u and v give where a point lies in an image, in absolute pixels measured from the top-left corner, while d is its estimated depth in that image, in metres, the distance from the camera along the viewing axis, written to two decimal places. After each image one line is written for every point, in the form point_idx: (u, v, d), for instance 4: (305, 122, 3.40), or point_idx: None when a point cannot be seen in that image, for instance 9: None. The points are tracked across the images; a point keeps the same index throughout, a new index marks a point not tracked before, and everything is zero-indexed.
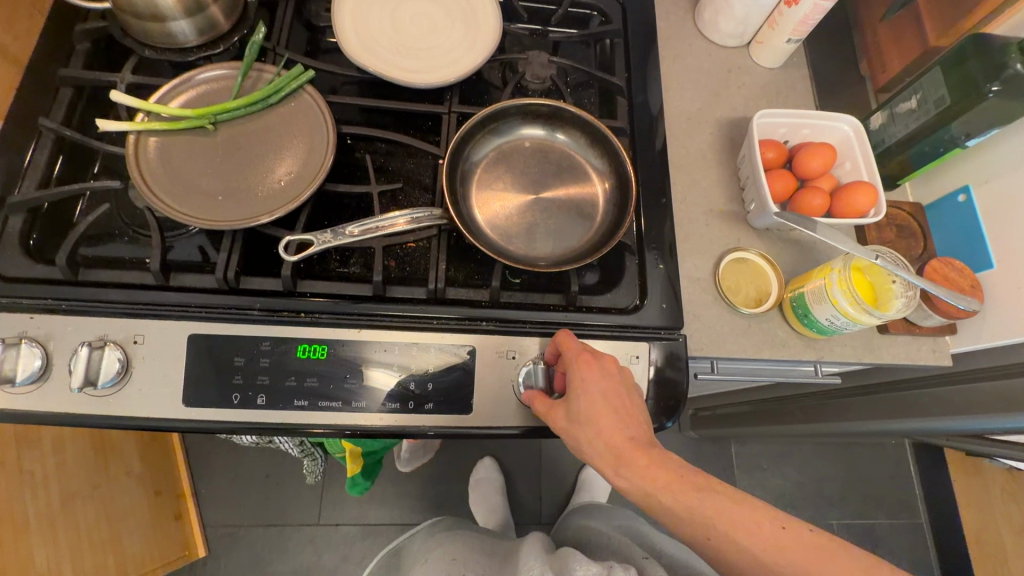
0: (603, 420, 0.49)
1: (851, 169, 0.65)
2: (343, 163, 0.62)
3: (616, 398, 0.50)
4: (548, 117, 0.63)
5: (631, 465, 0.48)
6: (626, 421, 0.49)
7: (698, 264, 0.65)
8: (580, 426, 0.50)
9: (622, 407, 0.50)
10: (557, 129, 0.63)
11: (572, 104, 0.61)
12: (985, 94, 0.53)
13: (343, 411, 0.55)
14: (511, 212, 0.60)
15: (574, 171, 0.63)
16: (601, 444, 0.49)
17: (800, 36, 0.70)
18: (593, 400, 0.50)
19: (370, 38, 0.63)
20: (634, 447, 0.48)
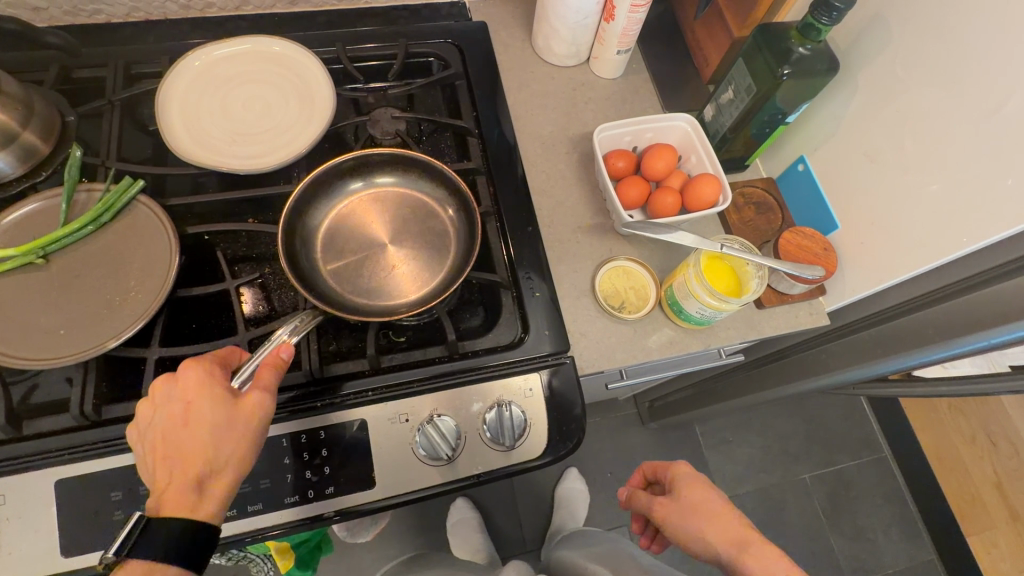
0: (692, 499, 0.64)
1: (697, 162, 0.68)
2: (198, 263, 0.61)
3: (706, 490, 0.64)
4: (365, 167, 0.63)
5: (707, 522, 0.60)
6: (714, 501, 0.62)
7: (576, 282, 0.66)
8: (673, 511, 0.64)
9: (716, 497, 0.63)
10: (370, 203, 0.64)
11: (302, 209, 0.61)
12: (780, 78, 0.56)
13: (239, 519, 0.53)
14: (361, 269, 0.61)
15: (409, 211, 0.64)
16: (686, 516, 0.62)
17: (627, 46, 0.74)
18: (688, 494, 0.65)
19: (203, 133, 0.62)
20: (718, 518, 0.60)
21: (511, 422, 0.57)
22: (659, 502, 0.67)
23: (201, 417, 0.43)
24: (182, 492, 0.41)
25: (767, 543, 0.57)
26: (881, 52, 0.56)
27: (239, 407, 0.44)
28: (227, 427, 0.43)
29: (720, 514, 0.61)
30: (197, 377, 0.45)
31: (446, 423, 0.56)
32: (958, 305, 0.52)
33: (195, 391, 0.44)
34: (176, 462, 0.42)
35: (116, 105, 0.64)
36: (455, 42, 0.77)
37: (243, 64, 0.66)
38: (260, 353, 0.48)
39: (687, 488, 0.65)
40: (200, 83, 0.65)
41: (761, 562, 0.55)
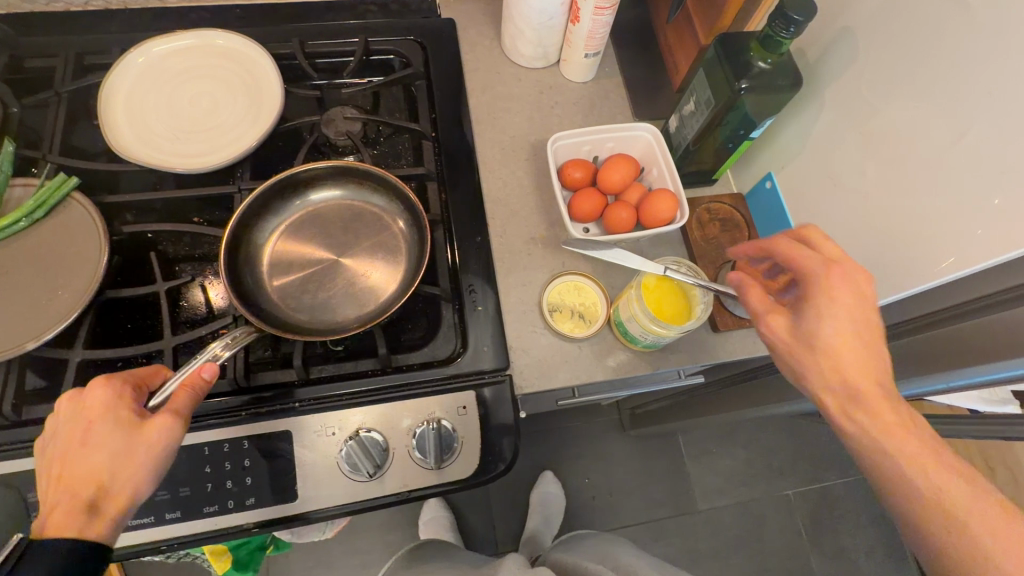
0: (836, 333, 0.41)
1: (658, 176, 0.65)
2: (134, 263, 0.60)
3: (863, 289, 0.42)
4: (365, 176, 0.60)
5: (915, 460, 0.39)
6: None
7: (524, 296, 0.64)
8: (832, 373, 0.41)
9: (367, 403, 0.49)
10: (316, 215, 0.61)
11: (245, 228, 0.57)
12: (736, 92, 0.53)
13: (156, 526, 0.52)
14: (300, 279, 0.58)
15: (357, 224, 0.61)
16: (851, 356, 0.41)
17: (595, 50, 0.70)
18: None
19: (146, 128, 0.61)
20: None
21: (439, 440, 0.55)
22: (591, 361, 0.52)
23: (97, 436, 0.43)
24: (68, 514, 0.41)
25: (912, 424, 0.40)
26: (847, 68, 0.52)
27: (147, 434, 0.44)
28: (122, 439, 0.44)
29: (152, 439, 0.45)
30: (109, 400, 0.45)
31: (372, 438, 0.55)
32: (927, 337, 0.49)
33: (114, 437, 0.44)
34: (69, 473, 0.43)
35: (63, 98, 0.63)
36: (419, 39, 0.74)
37: (190, 59, 0.65)
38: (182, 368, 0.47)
39: (835, 286, 0.42)
40: (145, 79, 0.63)
41: (959, 485, 0.39)
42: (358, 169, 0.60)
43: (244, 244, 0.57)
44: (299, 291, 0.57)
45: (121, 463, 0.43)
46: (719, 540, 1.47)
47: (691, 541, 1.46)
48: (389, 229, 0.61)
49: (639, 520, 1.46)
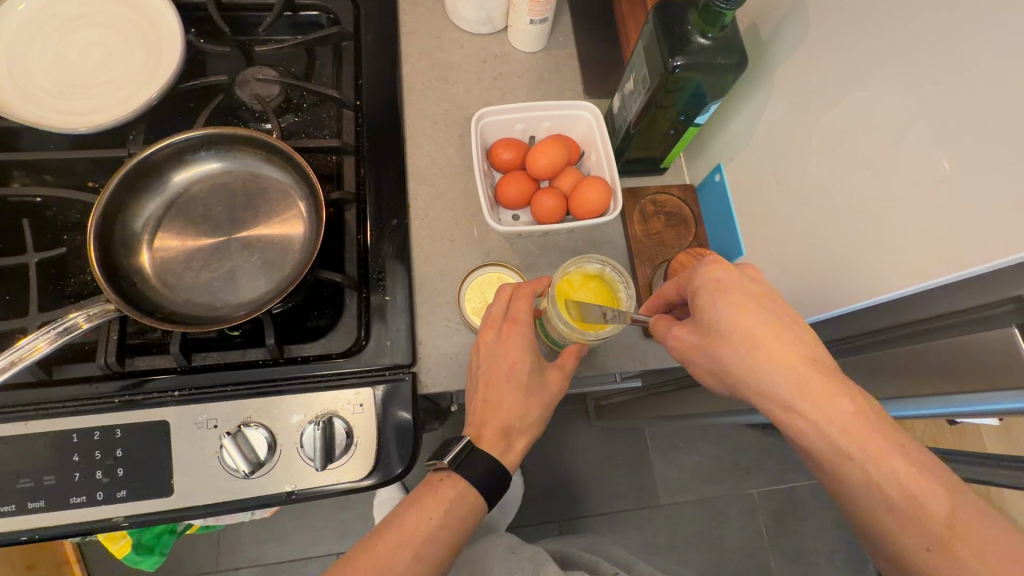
0: (724, 352, 0.41)
1: (596, 162, 0.59)
2: (13, 229, 0.55)
3: (753, 345, 0.40)
4: (267, 150, 0.54)
5: (814, 427, 0.38)
6: (527, 407, 0.53)
7: (442, 287, 0.59)
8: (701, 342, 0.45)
9: (529, 361, 0.53)
10: (206, 191, 0.54)
11: (115, 212, 0.50)
12: (671, 70, 0.46)
13: (17, 515, 0.49)
14: (185, 258, 0.52)
15: (252, 201, 0.54)
16: (748, 369, 0.40)
17: (541, 16, 0.63)
18: (528, 382, 0.53)
19: (27, 80, 0.55)
20: (535, 373, 0.53)
21: (329, 439, 0.51)
22: (530, 357, 0.53)
23: None
24: None
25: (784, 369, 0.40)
26: (796, 49, 0.46)
27: None
28: None
29: (551, 371, 0.54)
30: None
31: (256, 433, 0.51)
32: (868, 361, 0.44)
33: None
34: None
35: None
36: None
37: (85, 4, 0.58)
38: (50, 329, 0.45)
39: (710, 340, 0.42)
40: (33, 24, 0.57)
41: (848, 432, 0.37)
42: (257, 141, 0.53)
43: (121, 218, 0.51)
44: (183, 271, 0.52)
45: None
46: (677, 536, 1.45)
47: (650, 534, 1.44)
48: (287, 204, 0.55)
49: (598, 511, 1.44)
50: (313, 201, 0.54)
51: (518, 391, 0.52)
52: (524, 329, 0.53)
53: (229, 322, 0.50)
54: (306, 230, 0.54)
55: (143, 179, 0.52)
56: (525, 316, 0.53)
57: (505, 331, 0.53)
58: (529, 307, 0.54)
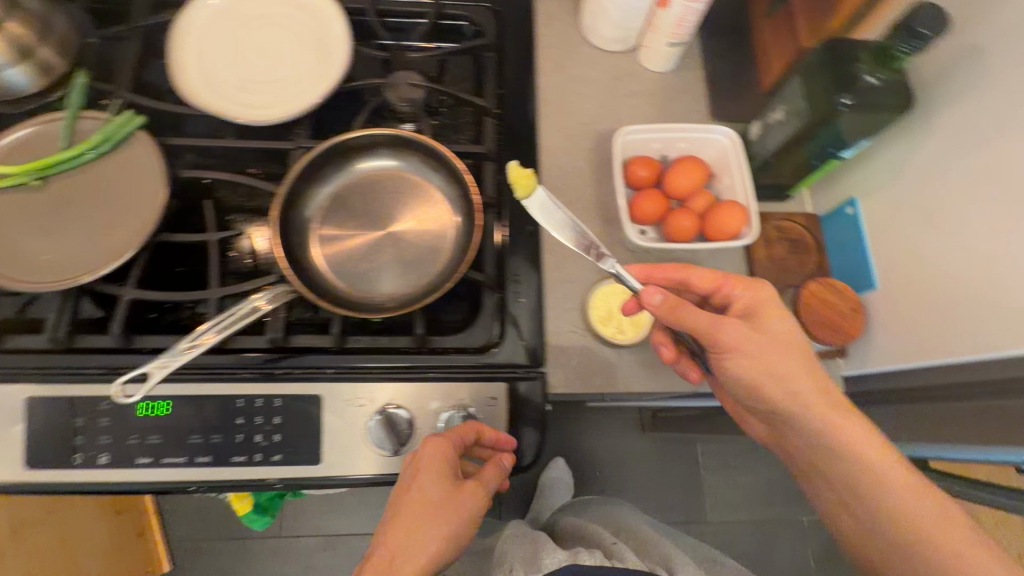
0: (749, 360, 0.51)
1: (729, 186, 0.61)
2: (194, 206, 0.61)
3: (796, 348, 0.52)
4: (425, 153, 0.58)
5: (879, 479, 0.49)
6: (434, 534, 0.48)
7: (569, 293, 0.62)
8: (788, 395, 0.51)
9: (443, 483, 0.50)
10: (370, 184, 0.59)
11: (297, 194, 0.56)
12: (834, 108, 0.48)
13: (187, 467, 0.54)
14: (346, 248, 0.57)
15: (410, 196, 0.59)
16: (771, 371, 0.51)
17: (680, 38, 0.65)
18: (437, 506, 0.49)
19: (212, 74, 0.61)
20: (450, 495, 0.50)
21: (466, 427, 0.55)
22: (447, 479, 0.50)
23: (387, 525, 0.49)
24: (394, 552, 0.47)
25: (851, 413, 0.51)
26: (966, 95, 0.47)
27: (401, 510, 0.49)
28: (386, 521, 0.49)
29: (466, 489, 0.51)
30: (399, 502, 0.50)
31: (398, 415, 0.55)
32: (996, 408, 0.45)
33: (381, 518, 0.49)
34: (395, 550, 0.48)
35: (138, 32, 0.63)
36: (495, 7, 0.70)
37: (265, 5, 0.64)
38: (236, 312, 0.51)
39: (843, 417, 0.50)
40: (218, 21, 0.62)
41: (901, 481, 0.49)
42: (416, 143, 0.58)
43: (297, 203, 0.56)
44: (345, 258, 0.57)
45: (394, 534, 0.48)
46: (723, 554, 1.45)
47: None
48: (441, 205, 0.59)
49: None
50: (464, 202, 0.58)
51: (427, 513, 0.49)
52: (450, 456, 0.51)
53: (383, 310, 0.54)
54: (456, 228, 0.58)
55: (322, 166, 0.57)
56: (454, 441, 0.52)
57: (422, 455, 0.51)
58: (445, 439, 0.51)
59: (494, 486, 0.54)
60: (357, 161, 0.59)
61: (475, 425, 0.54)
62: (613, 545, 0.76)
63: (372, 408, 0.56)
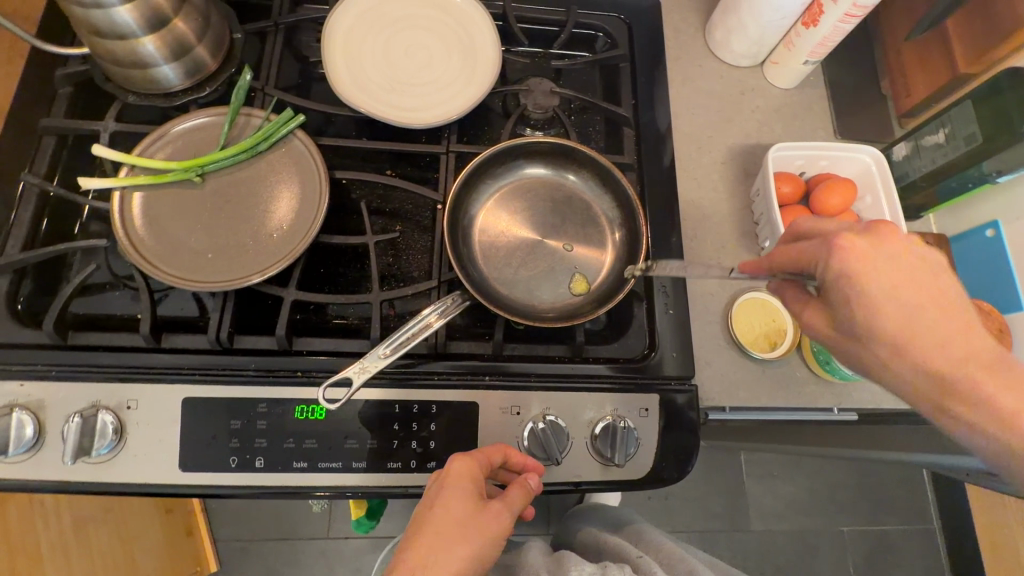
0: (900, 314, 0.39)
1: (872, 204, 0.62)
2: (337, 208, 0.61)
3: (940, 276, 0.40)
4: (586, 164, 0.60)
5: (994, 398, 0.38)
6: (461, 551, 0.43)
7: (710, 305, 0.62)
8: (924, 310, 0.39)
9: (469, 501, 0.46)
10: (528, 189, 0.61)
11: (465, 195, 0.58)
12: (1020, 134, 0.49)
13: (343, 473, 0.53)
14: (508, 251, 0.58)
15: (566, 202, 0.61)
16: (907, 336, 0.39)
17: (817, 57, 0.66)
18: (461, 524, 0.44)
19: (363, 74, 0.60)
20: (477, 513, 0.45)
21: (624, 439, 0.55)
22: (474, 496, 0.46)
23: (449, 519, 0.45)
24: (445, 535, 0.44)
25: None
26: None
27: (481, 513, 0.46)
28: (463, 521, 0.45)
29: (493, 510, 0.46)
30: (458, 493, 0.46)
31: (556, 424, 0.55)
32: None
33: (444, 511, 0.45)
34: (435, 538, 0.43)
35: (281, 29, 0.63)
36: (625, 18, 0.71)
37: (413, 7, 0.63)
38: (408, 327, 0.52)
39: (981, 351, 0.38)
40: (367, 20, 0.62)
41: None
42: (579, 154, 0.59)
43: (462, 205, 0.59)
44: (505, 264, 0.58)
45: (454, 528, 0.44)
46: (767, 562, 1.46)
47: (739, 556, 1.46)
48: (595, 216, 0.61)
49: (692, 528, 1.46)
50: (622, 213, 0.60)
51: (451, 532, 0.44)
52: (477, 477, 0.48)
53: (545, 317, 0.55)
54: (613, 238, 0.60)
55: (486, 169, 0.60)
56: (480, 462, 0.49)
57: (448, 474, 0.47)
58: (470, 459, 0.48)
59: (518, 513, 0.48)
60: (521, 163, 0.61)
61: (500, 450, 0.51)
62: (640, 560, 0.56)
63: (528, 418, 0.55)
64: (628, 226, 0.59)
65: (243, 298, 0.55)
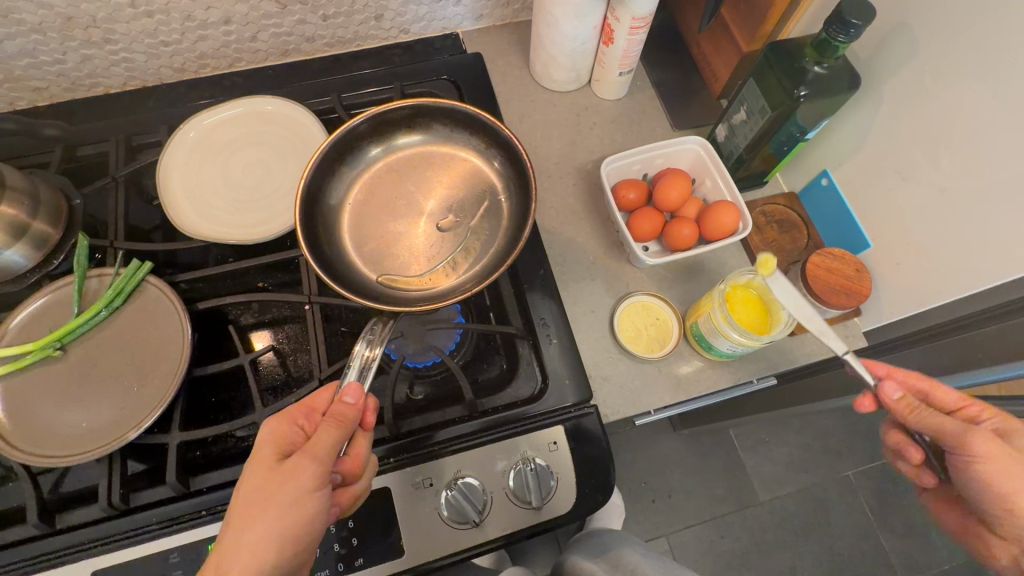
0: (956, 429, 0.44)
1: (712, 187, 0.65)
2: (213, 336, 0.62)
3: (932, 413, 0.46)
4: (424, 116, 0.62)
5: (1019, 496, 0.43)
6: (256, 547, 0.41)
7: (594, 322, 0.64)
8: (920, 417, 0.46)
9: (269, 462, 0.45)
10: (386, 172, 0.63)
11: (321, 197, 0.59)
12: (797, 99, 0.53)
13: None
14: (404, 248, 0.60)
15: (432, 172, 0.63)
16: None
17: (629, 67, 0.70)
18: (256, 488, 0.43)
19: (205, 204, 0.62)
20: (294, 507, 0.43)
21: (538, 479, 0.55)
22: (280, 456, 0.45)
23: (252, 500, 0.43)
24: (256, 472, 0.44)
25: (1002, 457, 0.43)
26: (906, 63, 0.52)
27: (282, 472, 0.44)
28: (260, 501, 0.43)
29: (290, 467, 0.44)
30: (278, 435, 0.46)
31: (470, 485, 0.55)
32: None
33: (259, 450, 0.46)
34: (228, 551, 0.41)
35: (119, 181, 0.64)
36: (451, 78, 0.75)
37: (238, 128, 0.66)
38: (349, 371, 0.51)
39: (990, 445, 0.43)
40: (202, 150, 0.65)
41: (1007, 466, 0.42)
42: (393, 113, 0.61)
43: (322, 213, 0.59)
44: (390, 262, 0.59)
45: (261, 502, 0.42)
46: (786, 530, 1.44)
47: (758, 533, 1.44)
48: (483, 181, 0.63)
49: (703, 519, 1.44)
50: (506, 159, 0.61)
51: (253, 504, 0.42)
52: (294, 429, 0.47)
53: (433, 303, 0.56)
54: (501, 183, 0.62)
55: (333, 168, 0.60)
56: (295, 415, 0.48)
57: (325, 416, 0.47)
58: (335, 435, 0.46)
59: (325, 458, 0.45)
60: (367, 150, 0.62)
61: (357, 412, 0.48)
62: None
63: (442, 487, 0.56)
64: (512, 167, 0.60)
65: (134, 453, 0.55)
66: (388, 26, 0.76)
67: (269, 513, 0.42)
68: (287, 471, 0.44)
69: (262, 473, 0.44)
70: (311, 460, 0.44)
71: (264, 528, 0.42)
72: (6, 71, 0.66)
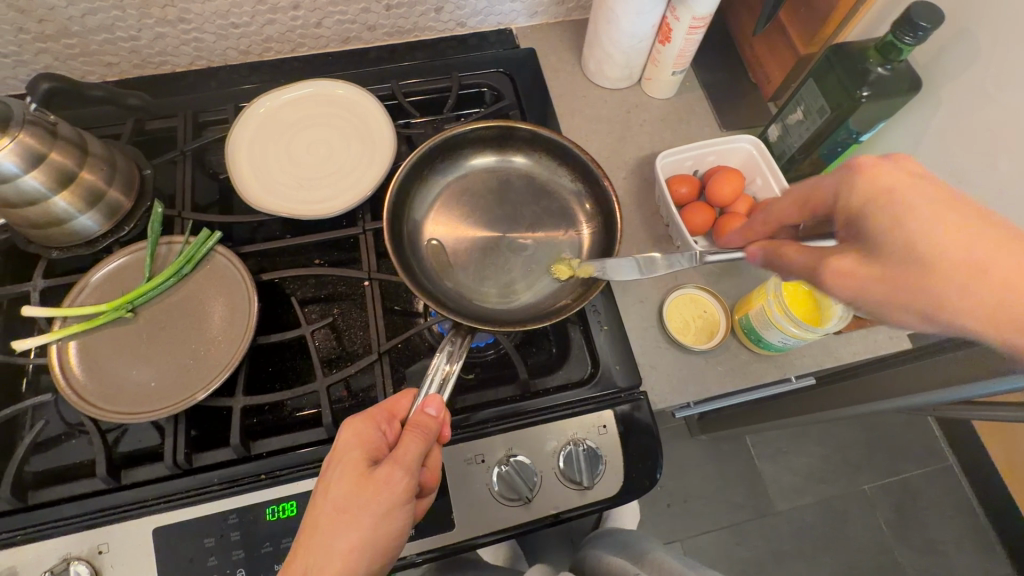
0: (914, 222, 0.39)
1: (763, 185, 0.67)
2: (272, 309, 0.63)
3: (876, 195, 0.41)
4: (503, 142, 0.66)
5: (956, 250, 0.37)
6: (342, 553, 0.43)
7: (643, 312, 0.65)
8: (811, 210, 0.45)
9: (356, 469, 0.46)
10: (460, 185, 0.66)
11: (402, 204, 0.63)
12: (858, 99, 0.55)
13: None
14: (465, 251, 0.63)
15: (504, 190, 0.66)
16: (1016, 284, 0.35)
17: (682, 67, 0.72)
18: (345, 494, 0.45)
19: (271, 180, 0.64)
20: (383, 517, 0.44)
21: (588, 460, 0.56)
22: (366, 463, 0.47)
23: (340, 506, 0.44)
24: (343, 479, 0.46)
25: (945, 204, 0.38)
26: (964, 70, 0.54)
27: (371, 483, 0.45)
28: (348, 509, 0.44)
29: (378, 478, 0.45)
30: (361, 441, 0.47)
31: (521, 462, 0.56)
32: None
33: (344, 455, 0.47)
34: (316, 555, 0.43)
35: (188, 155, 0.66)
36: (505, 71, 0.77)
37: (302, 109, 0.68)
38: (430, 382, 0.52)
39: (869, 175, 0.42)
40: (268, 129, 0.67)
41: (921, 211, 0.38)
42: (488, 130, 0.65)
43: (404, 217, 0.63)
44: (466, 266, 0.62)
45: (349, 510, 0.44)
46: (802, 540, 1.44)
47: (774, 542, 1.44)
48: (556, 196, 0.66)
49: (720, 525, 1.44)
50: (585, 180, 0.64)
51: (342, 513, 0.44)
52: (378, 434, 0.49)
53: (513, 314, 0.59)
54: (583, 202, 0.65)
55: (416, 178, 0.64)
56: (377, 420, 0.49)
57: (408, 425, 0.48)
58: (419, 448, 0.47)
59: (410, 470, 0.46)
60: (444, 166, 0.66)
61: (439, 425, 0.48)
62: None
63: (494, 463, 0.57)
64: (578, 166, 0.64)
65: (196, 417, 0.56)
66: (446, 18, 0.78)
67: (358, 523, 0.44)
68: (375, 481, 0.45)
69: (349, 481, 0.45)
70: (399, 471, 0.46)
71: (352, 535, 0.43)
72: (83, 45, 0.69)
